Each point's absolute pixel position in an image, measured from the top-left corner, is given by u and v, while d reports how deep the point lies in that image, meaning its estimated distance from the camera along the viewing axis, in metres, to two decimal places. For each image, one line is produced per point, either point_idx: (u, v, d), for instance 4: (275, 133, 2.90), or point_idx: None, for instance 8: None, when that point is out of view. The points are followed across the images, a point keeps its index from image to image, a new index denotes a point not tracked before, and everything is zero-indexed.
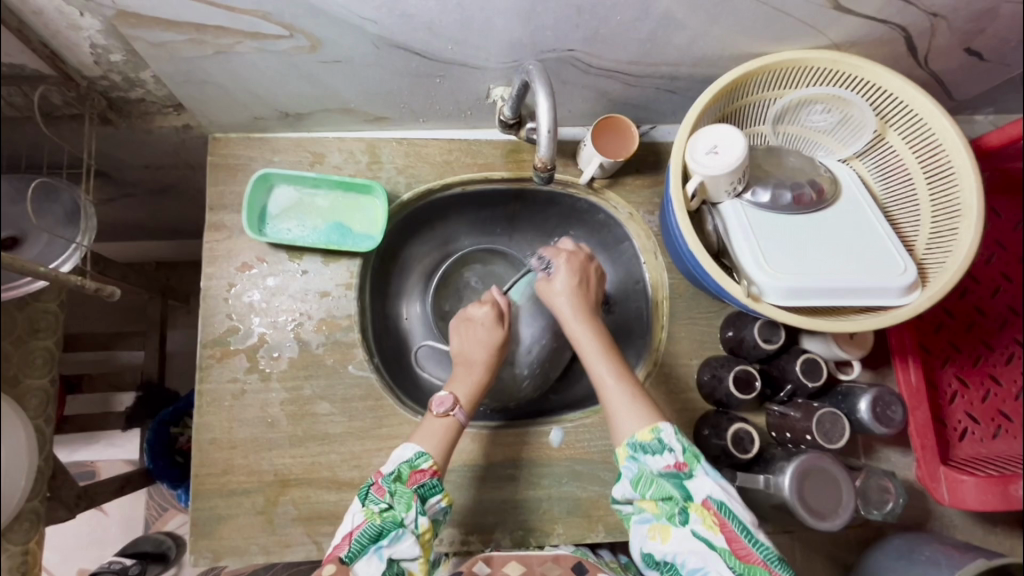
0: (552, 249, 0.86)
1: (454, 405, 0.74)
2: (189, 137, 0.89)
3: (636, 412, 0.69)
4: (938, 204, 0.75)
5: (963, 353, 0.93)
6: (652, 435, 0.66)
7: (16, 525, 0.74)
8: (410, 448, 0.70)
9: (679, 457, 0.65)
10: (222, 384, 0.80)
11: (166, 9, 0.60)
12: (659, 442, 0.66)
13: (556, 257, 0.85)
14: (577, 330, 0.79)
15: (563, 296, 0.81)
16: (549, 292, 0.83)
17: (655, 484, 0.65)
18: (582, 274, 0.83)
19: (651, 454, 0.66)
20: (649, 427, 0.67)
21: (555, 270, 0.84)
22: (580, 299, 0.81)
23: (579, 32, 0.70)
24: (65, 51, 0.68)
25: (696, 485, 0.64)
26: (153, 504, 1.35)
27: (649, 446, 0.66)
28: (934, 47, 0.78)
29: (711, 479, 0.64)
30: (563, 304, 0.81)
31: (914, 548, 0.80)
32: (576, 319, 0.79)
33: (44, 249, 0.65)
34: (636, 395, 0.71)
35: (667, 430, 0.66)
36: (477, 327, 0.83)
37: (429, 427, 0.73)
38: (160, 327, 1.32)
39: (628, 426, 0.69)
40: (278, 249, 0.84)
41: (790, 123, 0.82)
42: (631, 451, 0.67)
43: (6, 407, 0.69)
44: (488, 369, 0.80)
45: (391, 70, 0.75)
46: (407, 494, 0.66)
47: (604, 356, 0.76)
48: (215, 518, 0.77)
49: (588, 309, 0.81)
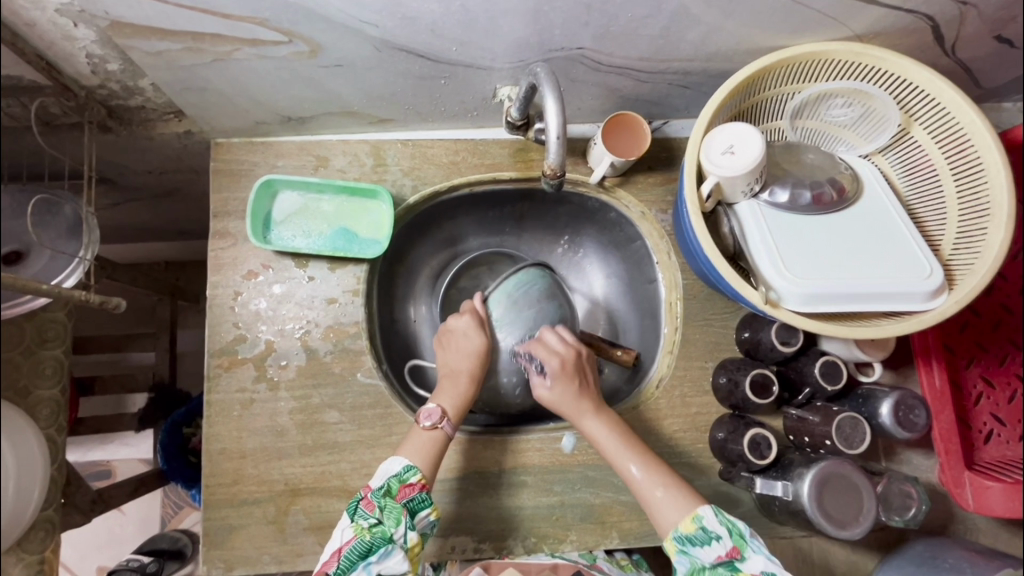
0: (540, 347, 0.81)
1: (441, 417, 0.75)
2: (191, 143, 0.87)
3: (676, 501, 0.69)
4: (965, 202, 0.72)
5: (990, 353, 0.90)
6: (696, 525, 0.66)
7: (32, 534, 0.74)
8: (399, 462, 0.71)
9: (728, 544, 0.65)
10: (231, 393, 0.79)
11: (161, 19, 0.58)
12: (705, 531, 0.66)
13: (548, 359, 0.79)
14: (586, 426, 0.77)
15: (561, 400, 0.78)
16: (550, 400, 0.79)
17: (710, 574, 0.65)
18: (579, 374, 0.80)
19: (699, 545, 0.66)
20: (691, 516, 0.67)
21: (549, 378, 0.79)
22: (583, 401, 0.78)
23: (589, 30, 0.67)
24: (61, 62, 0.67)
25: (748, 566, 0.64)
26: (169, 503, 1.35)
27: (694, 538, 0.66)
28: (962, 35, 0.74)
29: (762, 559, 0.64)
30: (566, 407, 0.78)
31: (937, 555, 0.78)
32: (586, 418, 0.77)
33: (47, 264, 0.64)
34: (671, 483, 0.71)
35: (709, 515, 0.66)
36: (462, 339, 0.82)
37: (418, 439, 0.74)
38: (170, 328, 1.31)
39: (670, 518, 0.68)
40: (283, 256, 0.82)
41: (810, 117, 0.79)
42: (679, 546, 0.67)
43: (18, 419, 0.69)
44: (474, 379, 0.80)
45: (393, 72, 0.72)
46: (396, 509, 0.66)
47: (622, 447, 0.74)
48: (227, 528, 0.77)
49: (595, 402, 0.78)
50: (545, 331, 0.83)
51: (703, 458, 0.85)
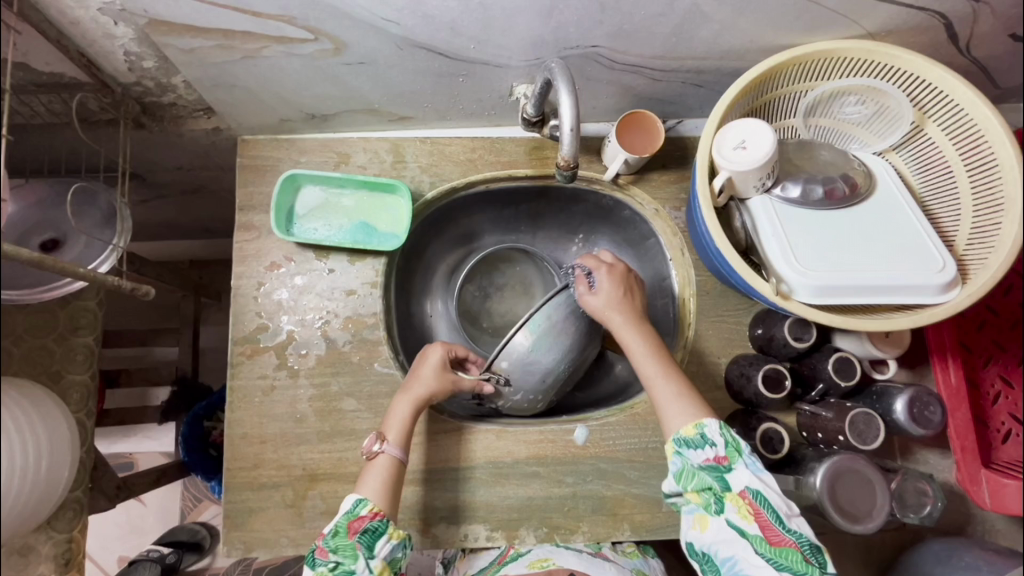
0: (592, 259, 0.84)
1: (380, 442, 0.74)
2: (218, 140, 0.91)
3: (682, 405, 0.71)
4: (980, 198, 0.72)
5: (1010, 353, 0.87)
6: (696, 430, 0.68)
7: (61, 512, 0.77)
8: (349, 499, 0.71)
9: (721, 452, 0.67)
10: (253, 380, 0.82)
11: (195, 17, 0.61)
12: (702, 437, 0.68)
13: (596, 269, 0.82)
14: (622, 331, 0.78)
15: (610, 306, 0.80)
16: (593, 306, 0.80)
17: (698, 478, 0.67)
18: (627, 286, 0.82)
19: (694, 449, 0.68)
20: (693, 423, 0.69)
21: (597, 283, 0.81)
22: (623, 308, 0.80)
23: (604, 28, 0.69)
24: (101, 60, 0.70)
25: (735, 477, 0.66)
26: (187, 495, 1.33)
27: (691, 441, 0.68)
28: (976, 34, 0.75)
29: (750, 474, 0.65)
30: (611, 315, 0.79)
31: (954, 553, 0.77)
32: (622, 323, 0.79)
33: (83, 250, 0.67)
34: (683, 390, 0.72)
35: (711, 425, 0.68)
36: (423, 366, 0.80)
37: (369, 471, 0.74)
38: (194, 324, 1.32)
39: (675, 420, 0.70)
40: (305, 248, 0.85)
41: (823, 115, 0.80)
42: (676, 446, 0.69)
43: (52, 400, 0.72)
44: (418, 404, 0.77)
45: (413, 70, 0.75)
46: (350, 547, 0.67)
47: (650, 358, 0.76)
48: (247, 511, 0.79)
49: (630, 315, 0.79)
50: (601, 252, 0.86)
51: None
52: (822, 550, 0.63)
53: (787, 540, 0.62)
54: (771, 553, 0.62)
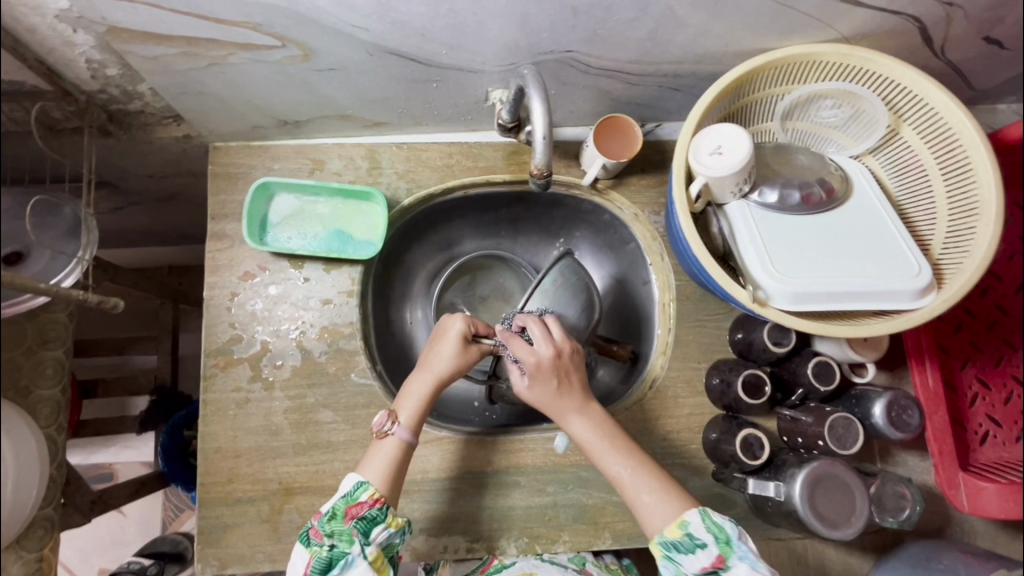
0: (511, 329, 0.76)
1: (391, 422, 0.73)
2: (190, 147, 0.89)
3: (666, 502, 0.68)
4: (955, 202, 0.72)
5: (985, 354, 0.90)
6: (682, 531, 0.65)
7: (30, 532, 0.75)
8: (350, 481, 0.69)
9: (714, 553, 0.64)
10: (227, 393, 0.80)
11: (157, 24, 0.60)
12: (690, 539, 0.65)
13: (523, 355, 0.74)
14: (570, 423, 0.74)
15: (549, 398, 0.73)
16: (533, 400, 0.74)
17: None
18: (562, 372, 0.74)
19: (685, 553, 0.65)
20: (677, 522, 0.66)
21: (516, 352, 0.75)
22: (568, 395, 0.74)
23: (577, 33, 0.68)
24: (61, 67, 0.69)
25: (734, 575, 0.64)
26: (169, 505, 1.30)
27: (680, 545, 0.65)
28: (950, 37, 0.75)
29: (747, 568, 0.63)
30: (552, 406, 0.74)
31: (933, 556, 0.78)
32: (568, 414, 0.73)
33: (46, 264, 0.65)
34: (664, 483, 0.69)
35: (695, 522, 0.65)
36: (443, 341, 0.77)
37: (377, 451, 0.72)
38: (172, 331, 1.31)
39: (657, 521, 0.67)
40: (279, 258, 0.84)
41: (800, 118, 0.79)
42: (664, 550, 0.66)
43: (18, 416, 0.70)
44: (438, 384, 0.75)
45: (386, 76, 0.73)
46: (345, 532, 0.65)
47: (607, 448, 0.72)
48: (221, 526, 0.78)
49: (581, 398, 0.74)
50: (523, 316, 0.78)
51: (696, 459, 0.84)
52: None
53: None
54: None
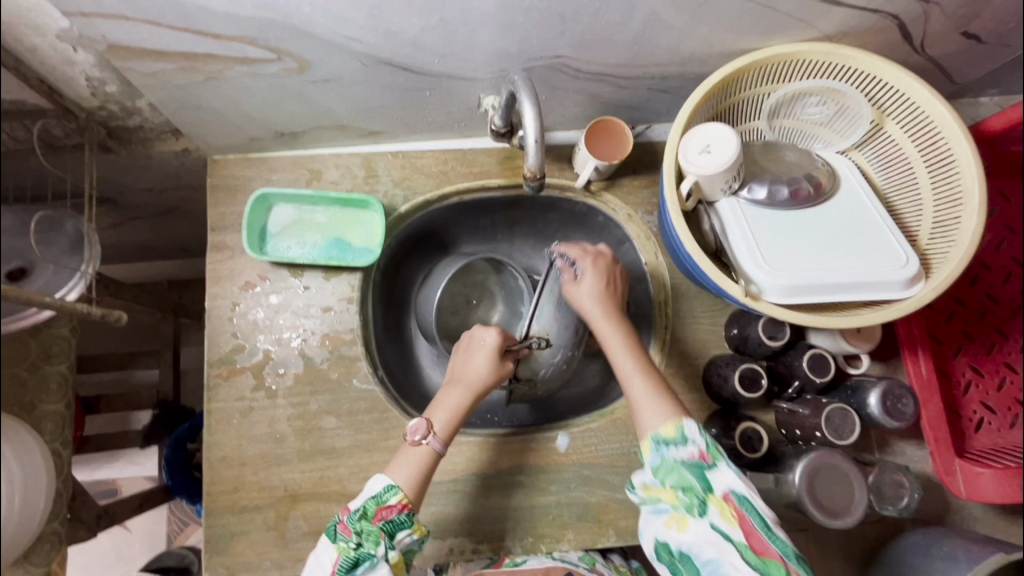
0: (575, 249, 0.82)
1: (428, 433, 0.73)
2: (188, 161, 0.90)
3: (660, 403, 0.69)
4: (940, 193, 0.74)
5: (977, 342, 0.91)
6: (676, 431, 0.66)
7: (38, 546, 0.75)
8: (379, 482, 0.70)
9: (700, 450, 0.65)
10: (231, 402, 0.81)
11: (155, 41, 0.61)
12: (682, 436, 0.65)
13: (581, 258, 0.81)
14: (602, 327, 0.77)
15: (589, 298, 0.78)
16: (576, 297, 0.79)
17: (677, 476, 0.64)
18: (608, 278, 0.81)
19: (673, 448, 0.65)
20: (674, 423, 0.67)
21: (582, 272, 0.80)
22: (604, 301, 0.79)
23: (566, 39, 0.70)
24: (62, 85, 0.70)
25: (717, 478, 0.63)
26: (174, 519, 1.29)
27: (671, 441, 0.66)
28: (929, 33, 0.76)
29: (732, 473, 0.63)
30: (587, 306, 0.78)
31: (933, 543, 0.79)
32: (602, 319, 0.77)
33: (51, 278, 0.66)
34: (660, 387, 0.71)
35: (691, 425, 0.66)
36: (479, 353, 0.76)
37: (406, 456, 0.73)
38: (173, 345, 1.32)
39: (652, 420, 0.68)
40: (279, 267, 0.85)
41: (786, 116, 0.81)
42: (655, 445, 0.67)
43: (25, 432, 0.71)
44: (474, 395, 0.75)
45: (380, 85, 0.75)
46: (373, 532, 0.66)
47: (630, 357, 0.75)
48: (228, 535, 0.78)
49: (612, 311, 0.79)
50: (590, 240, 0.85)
51: None
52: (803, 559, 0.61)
53: (772, 550, 0.60)
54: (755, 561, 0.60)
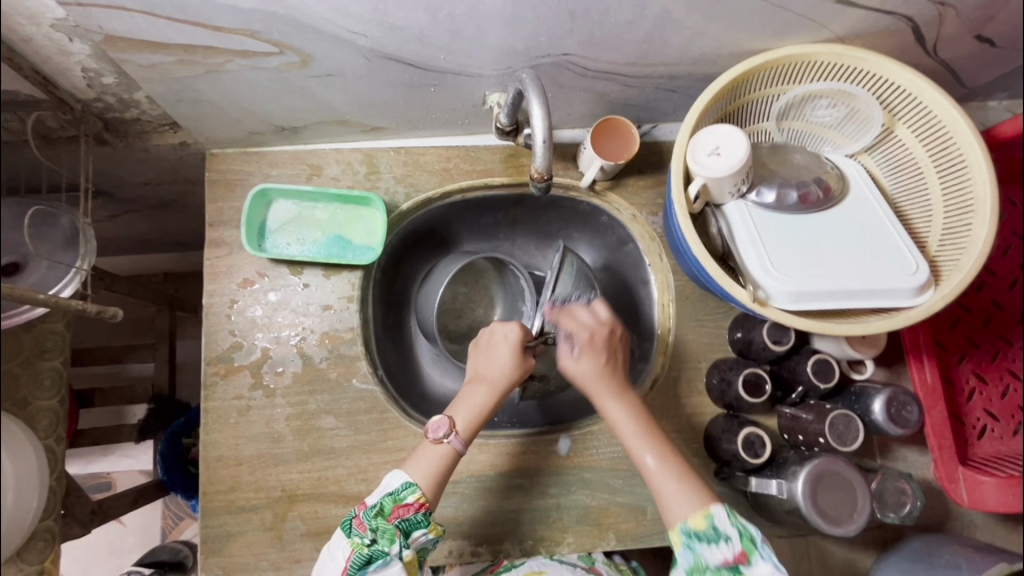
0: (573, 319, 0.80)
1: (450, 432, 0.71)
2: (187, 154, 0.89)
3: (686, 492, 0.67)
4: (950, 199, 0.73)
5: (981, 349, 0.91)
6: (706, 521, 0.64)
7: (30, 545, 0.74)
8: (398, 478, 0.69)
9: (737, 547, 0.63)
10: (227, 401, 0.80)
11: (155, 33, 0.59)
12: (715, 530, 0.63)
13: (578, 332, 0.78)
14: (609, 407, 0.74)
15: (592, 376, 0.76)
16: (577, 373, 0.76)
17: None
18: (608, 351, 0.78)
19: (707, 543, 0.64)
20: (702, 511, 0.65)
21: (579, 347, 0.77)
22: (608, 378, 0.76)
23: (574, 36, 0.68)
24: (57, 76, 0.68)
25: (755, 573, 0.61)
26: (169, 514, 1.26)
27: (703, 534, 0.64)
28: (942, 36, 0.75)
29: (770, 567, 0.61)
30: (592, 386, 0.75)
31: (934, 551, 0.78)
32: (607, 399, 0.75)
33: (44, 274, 0.65)
34: (684, 471, 0.69)
35: (721, 514, 0.64)
36: (501, 347, 0.77)
37: (424, 453, 0.71)
38: (169, 338, 1.28)
39: (680, 510, 0.66)
40: (278, 264, 0.83)
41: (795, 118, 0.80)
42: (685, 539, 0.64)
43: (18, 429, 0.69)
44: (497, 394, 0.75)
45: (383, 81, 0.73)
46: (388, 530, 0.65)
47: (640, 436, 0.72)
48: (224, 535, 0.77)
49: (618, 383, 0.76)
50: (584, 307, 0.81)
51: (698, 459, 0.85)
52: None
53: None
54: None
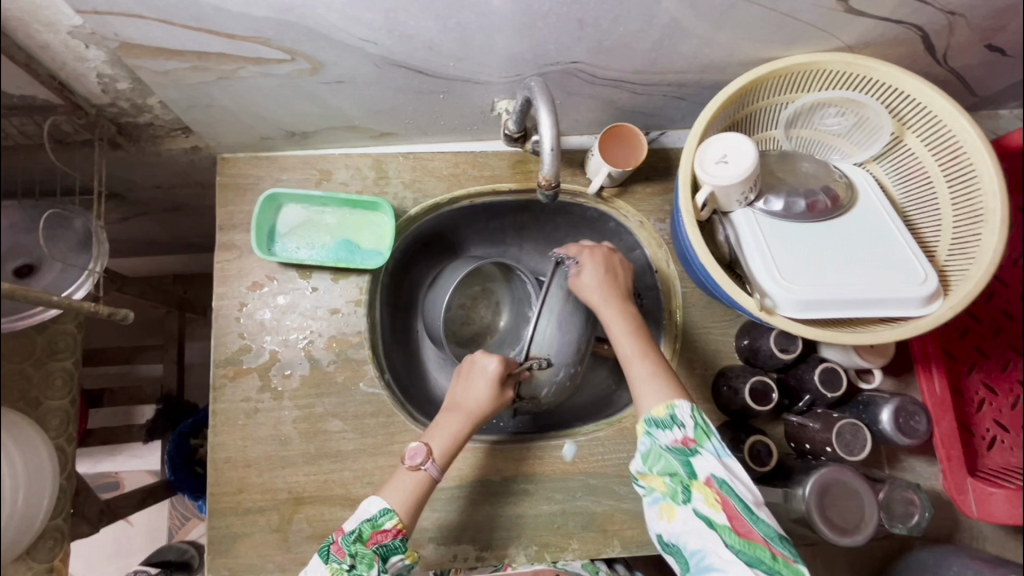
0: (574, 245, 0.82)
1: (426, 459, 0.72)
2: (198, 158, 0.90)
3: (657, 387, 0.67)
4: (960, 209, 0.72)
5: (991, 359, 0.90)
6: (667, 411, 0.64)
7: (40, 543, 0.75)
8: (375, 504, 0.69)
9: (688, 433, 0.63)
10: (236, 403, 0.81)
11: (169, 40, 0.60)
12: (672, 418, 0.64)
13: (578, 252, 0.80)
14: (605, 315, 0.76)
15: (592, 288, 0.77)
16: (579, 288, 0.78)
17: (664, 461, 0.63)
18: (608, 267, 0.79)
19: (662, 429, 0.64)
20: (665, 403, 0.65)
21: (580, 263, 0.79)
22: (606, 290, 0.77)
23: (583, 44, 0.69)
24: (73, 82, 0.70)
25: (701, 463, 0.61)
26: (175, 514, 1.27)
27: (662, 422, 0.64)
28: (953, 45, 0.75)
29: (714, 457, 0.60)
30: (590, 295, 0.77)
31: (943, 562, 0.78)
32: (604, 306, 0.76)
33: (57, 277, 0.65)
34: (658, 373, 0.69)
35: (682, 408, 0.64)
36: (480, 378, 0.76)
37: (401, 481, 0.71)
38: (177, 340, 1.30)
39: (647, 401, 0.67)
40: (287, 267, 0.84)
41: (804, 126, 0.80)
42: (647, 427, 0.65)
43: (29, 428, 0.70)
44: (473, 422, 0.75)
45: (393, 87, 0.74)
46: (367, 555, 0.64)
47: (633, 342, 0.73)
48: (231, 536, 0.78)
49: (616, 296, 0.77)
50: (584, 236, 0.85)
51: None
52: (790, 542, 0.57)
53: (754, 531, 0.57)
54: (739, 544, 0.57)
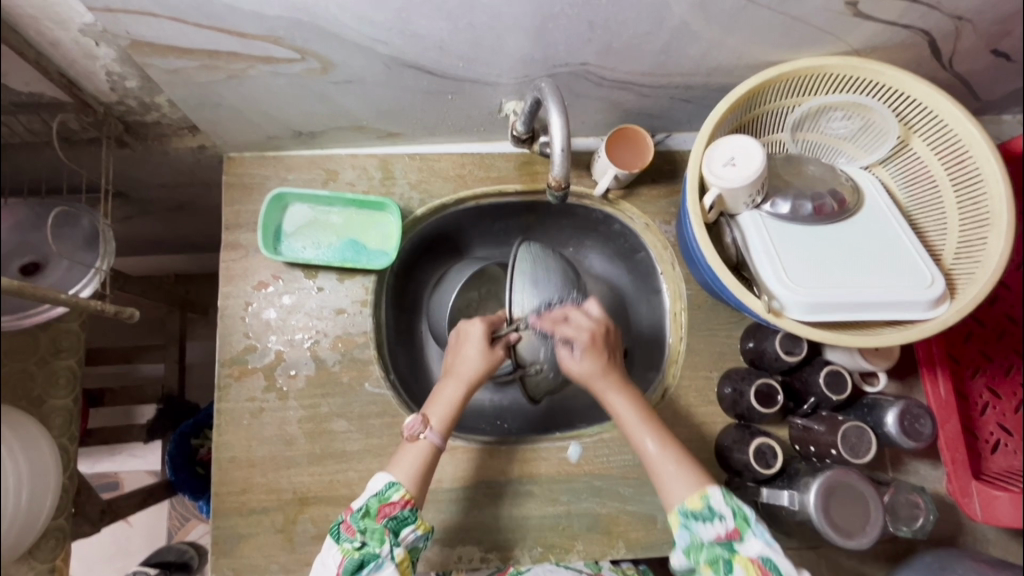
0: (570, 323, 0.76)
1: (423, 427, 0.72)
2: (204, 157, 0.90)
3: (685, 476, 0.67)
4: (966, 213, 0.73)
5: (995, 362, 0.90)
6: (702, 502, 0.64)
7: (43, 543, 0.74)
8: (381, 480, 0.69)
9: (730, 524, 0.63)
10: (241, 402, 0.80)
11: (180, 38, 0.60)
12: (710, 509, 0.63)
13: (577, 336, 0.75)
14: (610, 398, 0.74)
15: (592, 375, 0.74)
16: (577, 374, 0.75)
17: (708, 551, 0.63)
18: (608, 351, 0.76)
19: (702, 522, 0.64)
20: (699, 493, 0.65)
21: (577, 349, 0.75)
22: (609, 374, 0.75)
23: (592, 46, 0.69)
24: (81, 80, 0.70)
25: (746, 547, 0.61)
26: (175, 514, 1.26)
27: (699, 514, 0.64)
28: (959, 50, 0.76)
29: (761, 543, 0.61)
30: (592, 383, 0.74)
31: (947, 565, 0.78)
32: (609, 392, 0.74)
33: (64, 274, 0.65)
34: (682, 457, 0.69)
35: (716, 495, 0.64)
36: (468, 343, 0.76)
37: (405, 455, 0.71)
38: (179, 341, 1.32)
39: (678, 492, 0.66)
40: (293, 267, 0.84)
41: (810, 130, 0.80)
42: (683, 520, 0.64)
43: (33, 426, 0.70)
44: (467, 386, 0.75)
45: (402, 88, 0.74)
46: (377, 530, 0.65)
47: (642, 424, 0.72)
48: (235, 536, 0.78)
49: (618, 376, 0.75)
50: (573, 305, 0.79)
51: (709, 468, 0.84)
52: None
53: None
54: None
